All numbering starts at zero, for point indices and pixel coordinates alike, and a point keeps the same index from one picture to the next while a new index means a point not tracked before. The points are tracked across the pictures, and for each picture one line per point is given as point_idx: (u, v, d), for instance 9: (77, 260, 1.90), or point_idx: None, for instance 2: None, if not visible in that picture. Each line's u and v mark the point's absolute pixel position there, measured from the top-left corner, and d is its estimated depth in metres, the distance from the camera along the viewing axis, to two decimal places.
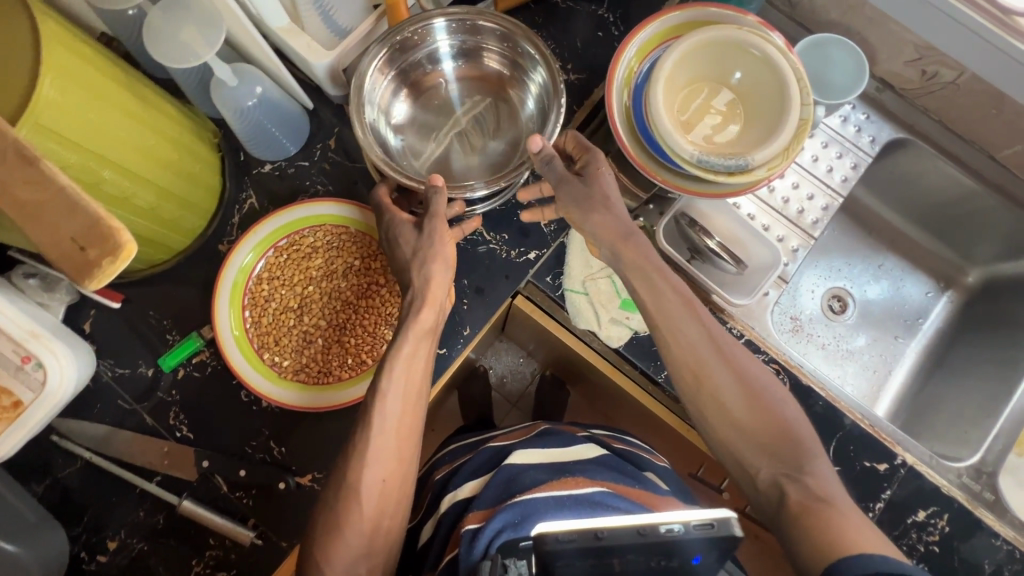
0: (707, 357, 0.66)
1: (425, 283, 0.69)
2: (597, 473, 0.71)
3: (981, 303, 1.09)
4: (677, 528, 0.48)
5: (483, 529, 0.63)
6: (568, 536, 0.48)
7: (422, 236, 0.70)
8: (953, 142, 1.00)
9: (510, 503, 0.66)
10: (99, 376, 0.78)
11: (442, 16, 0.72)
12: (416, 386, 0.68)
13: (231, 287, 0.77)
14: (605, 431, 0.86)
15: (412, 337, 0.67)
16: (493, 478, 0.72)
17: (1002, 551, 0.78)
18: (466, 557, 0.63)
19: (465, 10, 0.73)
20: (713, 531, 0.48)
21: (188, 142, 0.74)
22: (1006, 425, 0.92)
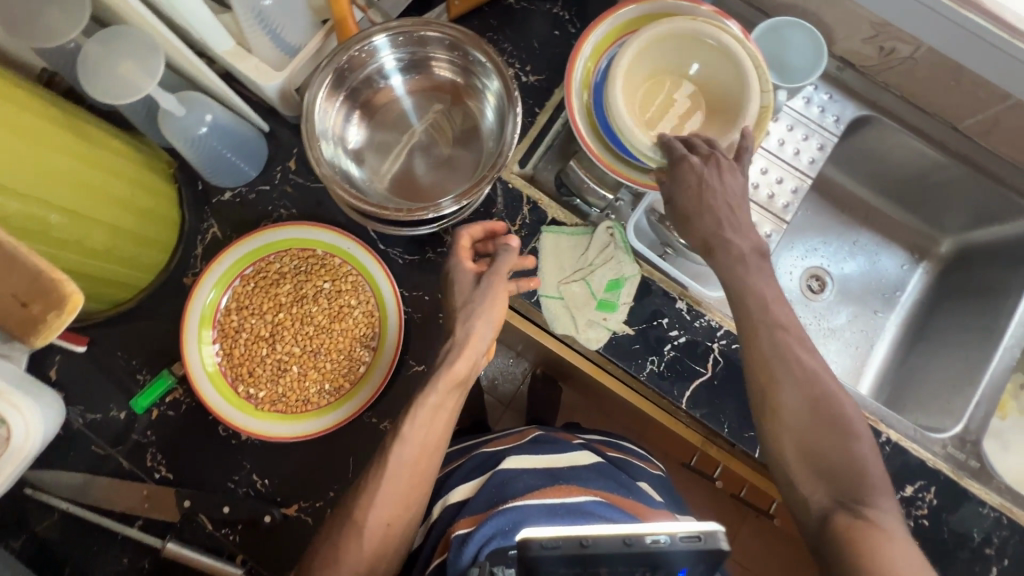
0: (774, 364, 0.64)
1: (465, 332, 0.69)
2: (589, 481, 0.70)
3: (954, 272, 1.10)
4: (664, 539, 0.47)
5: (473, 535, 0.63)
6: (553, 542, 0.47)
7: (473, 291, 0.71)
8: (916, 116, 1.00)
9: (501, 510, 0.65)
10: (70, 423, 0.76)
11: (384, 32, 0.70)
12: (435, 435, 0.68)
13: (199, 322, 0.75)
14: (599, 438, 0.86)
15: (442, 387, 0.67)
16: (485, 484, 0.71)
17: (989, 518, 0.79)
18: (454, 562, 0.63)
19: (408, 23, 0.70)
20: (702, 545, 0.47)
21: (139, 176, 0.71)
22: (986, 393, 0.91)
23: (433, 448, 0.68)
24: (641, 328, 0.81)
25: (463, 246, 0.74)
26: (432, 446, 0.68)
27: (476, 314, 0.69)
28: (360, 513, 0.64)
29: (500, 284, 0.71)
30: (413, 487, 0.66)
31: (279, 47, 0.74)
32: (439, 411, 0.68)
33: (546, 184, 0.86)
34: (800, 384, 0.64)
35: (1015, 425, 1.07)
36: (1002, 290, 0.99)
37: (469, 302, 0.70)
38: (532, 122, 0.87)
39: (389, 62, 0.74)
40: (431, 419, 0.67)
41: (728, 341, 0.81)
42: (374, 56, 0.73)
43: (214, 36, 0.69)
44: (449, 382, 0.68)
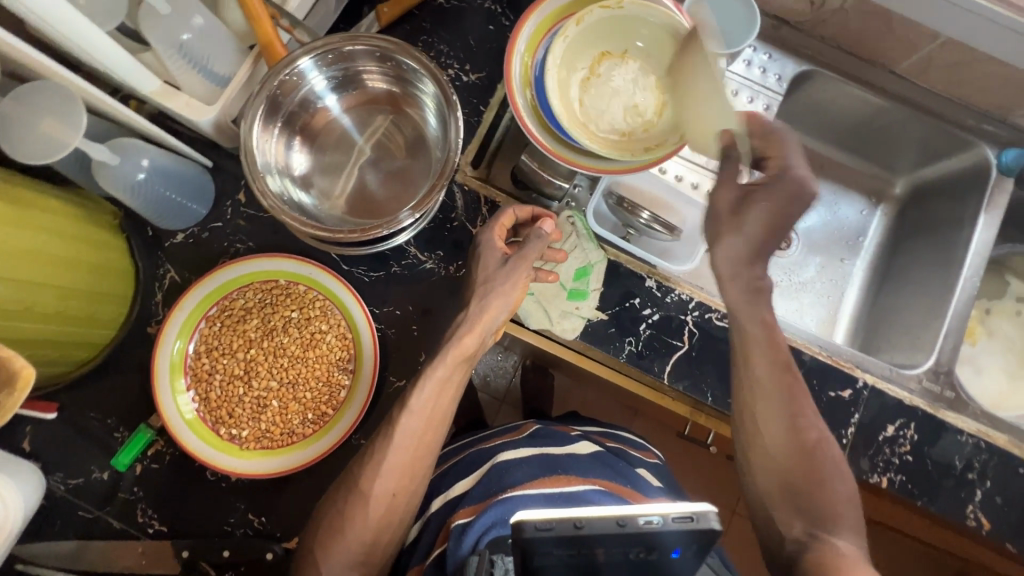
0: (769, 389, 0.70)
1: (480, 308, 0.70)
2: (590, 471, 0.71)
3: (911, 209, 1.13)
4: (656, 520, 0.47)
5: (473, 525, 0.64)
6: (547, 524, 0.47)
7: (495, 270, 0.71)
8: (854, 64, 1.02)
9: (500, 500, 0.66)
10: (53, 492, 0.74)
11: (308, 53, 0.68)
12: (442, 409, 0.70)
13: (169, 371, 0.74)
14: (598, 430, 0.86)
15: (450, 361, 0.69)
16: (486, 474, 0.72)
17: (968, 445, 0.83)
18: (454, 552, 0.64)
19: (329, 40, 0.68)
20: (695, 525, 0.47)
21: (83, 231, 0.69)
22: (952, 324, 0.94)
23: (438, 424, 0.70)
24: (615, 311, 0.82)
25: (502, 223, 0.74)
26: (437, 419, 0.70)
27: (493, 291, 0.70)
28: (366, 483, 0.67)
29: (523, 270, 0.71)
30: (417, 461, 0.69)
31: (208, 79, 0.71)
32: (446, 385, 0.70)
33: (502, 182, 0.85)
34: (788, 413, 0.69)
35: (984, 349, 1.11)
36: (956, 222, 1.02)
37: (491, 280, 0.71)
38: (479, 120, 0.86)
39: (320, 83, 0.73)
40: (438, 392, 0.69)
41: (700, 313, 0.82)
42: (304, 79, 0.71)
43: (136, 77, 0.66)
44: (433, 391, 0.68)
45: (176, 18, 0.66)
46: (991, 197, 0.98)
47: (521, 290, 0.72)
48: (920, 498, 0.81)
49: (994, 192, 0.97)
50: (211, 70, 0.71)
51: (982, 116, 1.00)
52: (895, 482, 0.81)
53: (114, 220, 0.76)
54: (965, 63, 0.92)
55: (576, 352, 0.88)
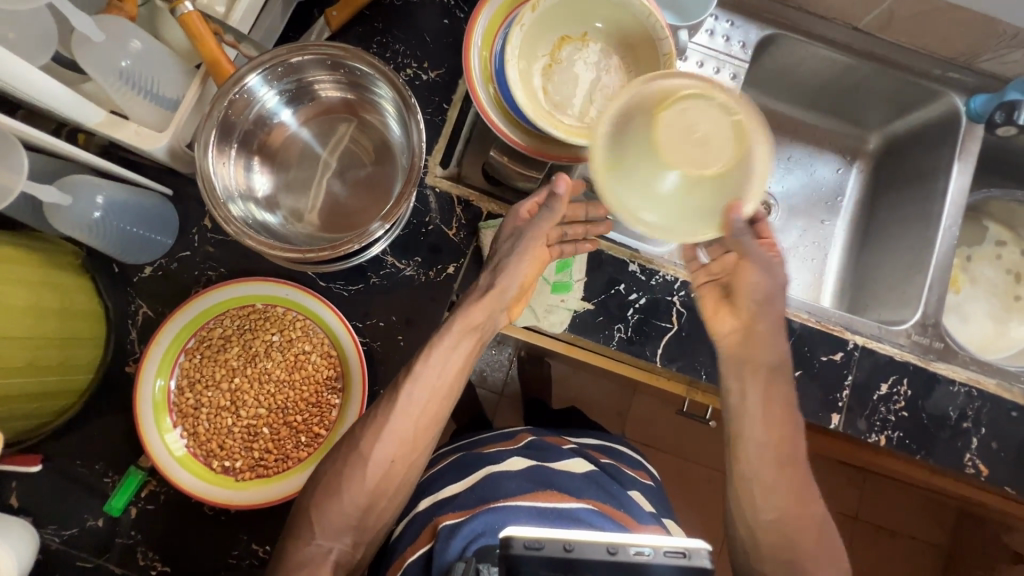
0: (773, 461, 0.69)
1: (494, 282, 0.69)
2: (583, 490, 0.71)
3: (885, 164, 1.13)
4: (646, 551, 0.51)
5: (462, 530, 0.65)
6: (536, 543, 0.50)
7: (512, 242, 0.70)
8: (817, 24, 1.00)
9: (493, 508, 0.66)
10: (47, 546, 0.72)
11: (254, 70, 0.64)
12: (450, 376, 0.69)
13: (152, 410, 0.71)
14: (594, 444, 0.87)
15: (459, 330, 0.68)
16: (478, 483, 0.71)
17: (961, 395, 0.83)
18: (440, 554, 0.64)
19: (275, 53, 0.65)
20: (687, 560, 0.51)
21: (45, 277, 0.66)
22: (935, 275, 0.95)
23: (446, 390, 0.69)
24: (601, 299, 0.81)
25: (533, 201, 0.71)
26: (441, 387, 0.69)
27: (507, 265, 0.69)
28: (366, 446, 0.67)
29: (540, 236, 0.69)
30: (423, 430, 0.68)
31: (156, 105, 0.68)
32: (452, 355, 0.69)
33: (473, 179, 0.82)
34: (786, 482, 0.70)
35: (969, 296, 1.12)
36: (932, 172, 1.02)
37: (508, 252, 0.70)
38: (443, 119, 0.84)
39: (272, 99, 0.70)
40: (445, 361, 0.68)
41: (687, 292, 0.81)
42: (255, 96, 0.68)
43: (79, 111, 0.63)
44: (432, 380, 0.68)
45: (114, 45, 0.63)
46: (962, 146, 0.98)
47: (537, 262, 0.71)
48: (918, 452, 0.82)
49: (965, 139, 0.98)
50: (158, 95, 0.68)
51: (946, 64, 1.00)
52: (893, 439, 0.81)
53: (76, 261, 0.73)
54: (926, 13, 0.91)
55: (566, 343, 0.88)
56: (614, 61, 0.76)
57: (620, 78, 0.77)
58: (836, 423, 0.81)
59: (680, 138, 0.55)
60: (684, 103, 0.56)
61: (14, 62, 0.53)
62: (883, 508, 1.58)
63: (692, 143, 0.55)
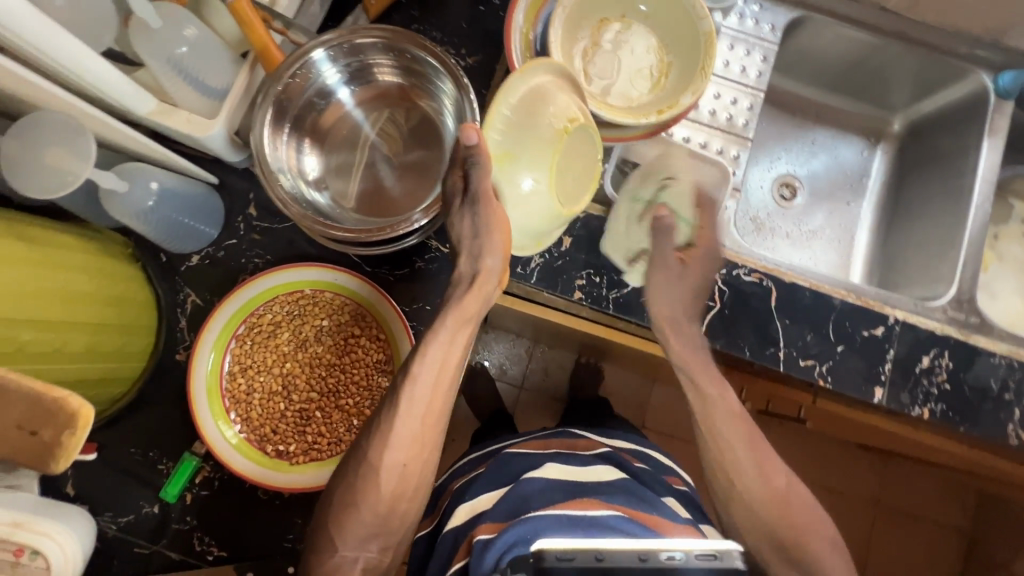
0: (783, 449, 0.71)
1: (477, 269, 0.66)
2: (612, 497, 0.67)
3: (910, 145, 1.14)
4: (679, 556, 0.57)
5: (495, 542, 0.61)
6: (567, 555, 0.56)
7: (471, 228, 0.65)
8: (844, 5, 1.01)
9: (521, 520, 0.61)
10: (104, 533, 0.72)
11: (319, 46, 0.66)
12: (450, 369, 0.67)
13: (206, 395, 0.72)
14: (627, 451, 0.86)
15: (451, 320, 0.65)
16: (506, 493, 0.68)
17: (1002, 366, 0.84)
18: (477, 568, 0.60)
19: (339, 33, 0.66)
20: (719, 560, 0.59)
21: (100, 265, 0.66)
22: (969, 250, 0.95)
23: (447, 383, 0.67)
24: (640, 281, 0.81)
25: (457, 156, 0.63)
26: (438, 384, 0.67)
27: (483, 252, 0.65)
28: (375, 454, 0.64)
29: (493, 201, 0.63)
30: (428, 427, 0.66)
31: (205, 94, 0.68)
32: (449, 350, 0.66)
33: None
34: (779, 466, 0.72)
35: (997, 274, 1.13)
36: (961, 151, 1.02)
37: (470, 236, 0.65)
38: (482, 104, 0.84)
39: (333, 76, 0.71)
40: (442, 358, 0.66)
41: (728, 271, 0.82)
42: (319, 73, 0.69)
43: (132, 99, 0.63)
44: (433, 377, 0.65)
45: (168, 32, 0.63)
46: (992, 122, 0.98)
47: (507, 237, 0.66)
48: (961, 425, 0.82)
49: (994, 116, 0.98)
50: (206, 84, 0.68)
51: (973, 42, 1.00)
52: (936, 412, 0.82)
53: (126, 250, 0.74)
54: None
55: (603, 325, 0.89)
56: (654, 43, 0.78)
57: (660, 58, 0.78)
58: (879, 397, 0.82)
59: (562, 161, 0.63)
60: (578, 136, 0.64)
61: (80, 49, 0.54)
62: (906, 493, 1.59)
63: (565, 176, 0.64)
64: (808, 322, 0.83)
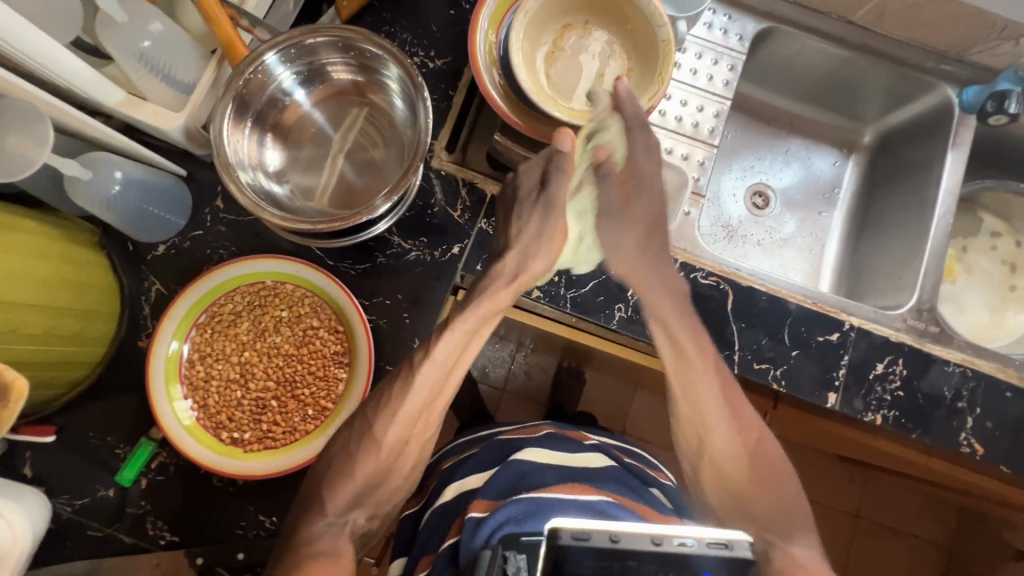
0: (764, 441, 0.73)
1: (520, 268, 0.72)
2: (602, 484, 0.74)
3: (881, 157, 1.15)
4: (690, 542, 0.52)
5: (486, 521, 0.65)
6: (583, 534, 0.51)
7: (538, 224, 0.72)
8: (812, 18, 1.03)
9: (516, 499, 0.67)
10: (59, 515, 0.73)
11: (272, 49, 0.68)
12: (464, 354, 0.70)
13: (164, 380, 0.73)
14: (616, 444, 0.91)
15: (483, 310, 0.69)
16: (502, 471, 0.74)
17: (956, 374, 0.84)
18: (468, 545, 0.65)
19: (292, 34, 0.68)
20: (730, 551, 0.53)
21: (64, 251, 0.68)
22: (930, 261, 0.97)
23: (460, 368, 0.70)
24: (595, 282, 0.82)
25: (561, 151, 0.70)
26: (455, 366, 0.70)
27: (537, 253, 0.72)
28: (381, 429, 0.68)
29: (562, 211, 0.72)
30: (437, 411, 0.71)
31: (174, 87, 0.71)
32: (474, 334, 0.70)
33: (478, 165, 0.86)
34: None
35: (965, 286, 1.14)
36: (926, 164, 1.04)
37: (533, 234, 0.72)
38: (448, 105, 0.86)
39: (288, 78, 0.72)
40: (465, 339, 0.69)
41: (685, 273, 0.84)
42: (272, 75, 0.71)
43: (99, 91, 0.65)
44: (450, 356, 0.69)
45: (133, 26, 0.65)
46: (956, 136, 1.00)
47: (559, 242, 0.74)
48: (914, 431, 0.83)
49: (958, 129, 1.00)
50: (173, 78, 0.70)
51: (939, 57, 1.02)
52: (889, 418, 0.83)
53: (93, 237, 0.76)
54: (918, 5, 0.93)
55: (568, 326, 0.91)
56: (616, 49, 0.79)
57: (621, 64, 0.79)
58: (832, 402, 0.83)
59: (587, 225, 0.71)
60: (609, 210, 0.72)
61: (41, 38, 0.56)
62: (885, 506, 1.58)
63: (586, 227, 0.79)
64: (763, 326, 0.84)
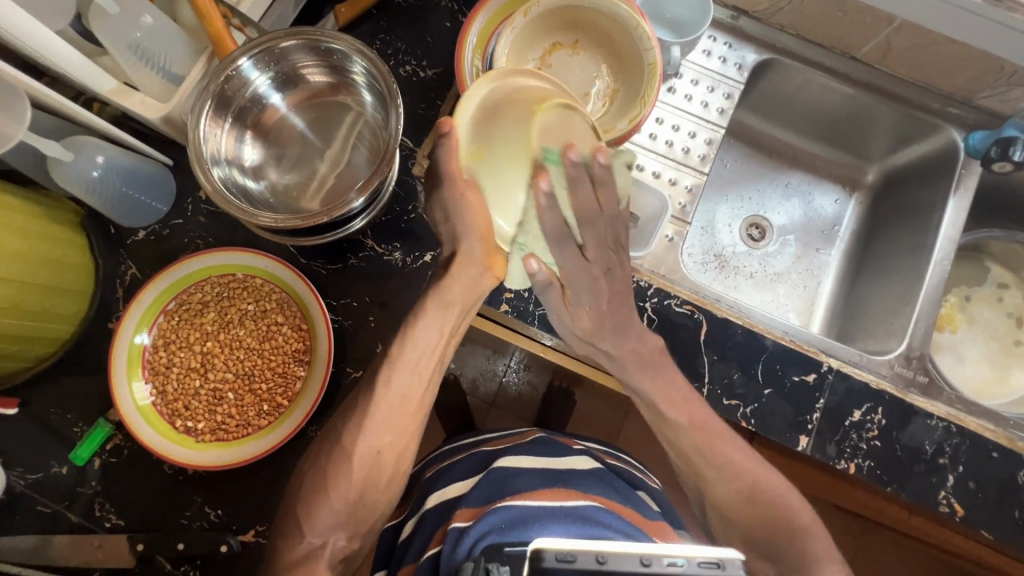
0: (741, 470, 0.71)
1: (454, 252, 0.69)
2: (590, 487, 0.72)
3: (884, 198, 1.11)
4: (681, 562, 0.48)
5: (469, 531, 0.64)
6: (569, 556, 0.48)
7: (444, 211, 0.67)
8: (814, 52, 1.01)
9: (500, 508, 0.66)
10: (12, 487, 0.74)
11: (248, 52, 0.69)
12: (429, 361, 0.71)
13: (126, 363, 0.74)
14: (601, 447, 0.88)
15: (432, 307, 0.69)
16: (483, 482, 0.73)
17: (939, 429, 0.80)
18: (449, 556, 0.63)
19: (268, 37, 0.69)
20: (722, 571, 0.49)
21: (43, 229, 0.70)
22: (923, 308, 0.93)
23: (428, 368, 0.71)
24: None
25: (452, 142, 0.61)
26: (420, 368, 0.70)
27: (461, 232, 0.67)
28: (349, 441, 0.68)
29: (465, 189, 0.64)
30: (410, 421, 0.70)
31: (165, 80, 0.73)
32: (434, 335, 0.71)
33: None
34: None
35: (965, 337, 1.07)
36: (926, 208, 1.01)
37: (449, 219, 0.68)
38: (434, 115, 0.86)
39: (266, 81, 0.74)
40: (431, 344, 0.70)
41: (659, 299, 0.83)
42: (250, 78, 0.72)
43: (91, 77, 0.67)
44: (416, 362, 0.70)
45: (125, 17, 0.68)
46: (959, 181, 0.97)
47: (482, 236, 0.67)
48: (890, 485, 0.79)
49: (962, 174, 0.97)
50: (165, 68, 0.73)
51: (946, 99, 0.99)
52: (863, 468, 0.79)
53: (75, 218, 0.78)
54: (923, 45, 0.91)
55: (540, 344, 0.89)
56: (602, 69, 0.79)
57: (608, 85, 0.79)
58: (803, 445, 0.79)
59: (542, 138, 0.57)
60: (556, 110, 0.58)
61: (30, 24, 0.58)
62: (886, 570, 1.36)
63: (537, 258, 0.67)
64: (736, 360, 0.81)
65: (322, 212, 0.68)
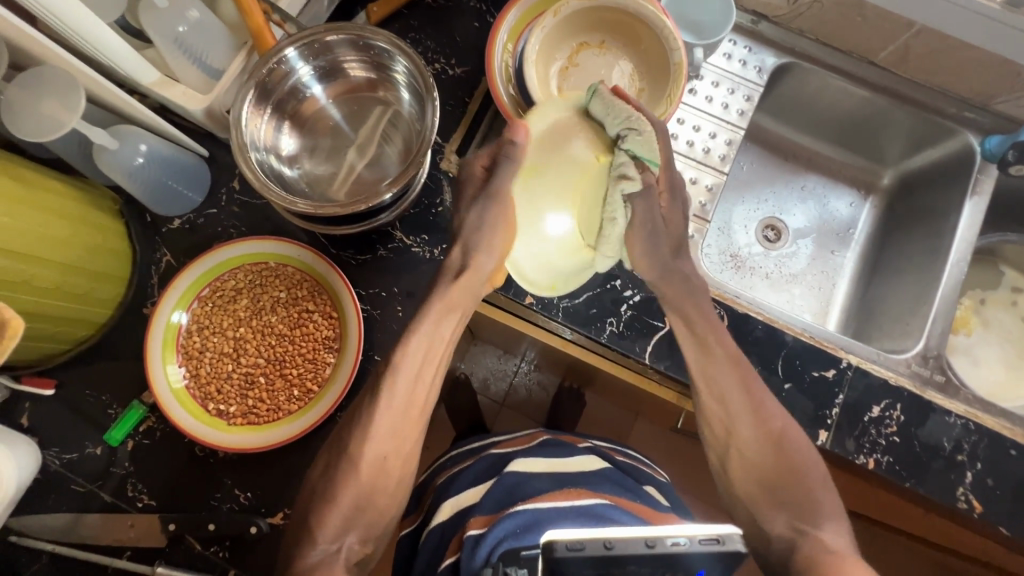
0: None
1: (466, 263, 0.73)
2: (603, 488, 0.73)
3: (899, 200, 1.13)
4: (683, 541, 0.49)
5: (485, 537, 0.66)
6: (578, 545, 0.50)
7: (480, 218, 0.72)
8: (833, 55, 1.03)
9: (514, 512, 0.68)
10: (47, 467, 0.76)
11: (292, 45, 0.72)
12: (432, 366, 0.72)
13: (162, 346, 0.76)
14: (608, 445, 0.90)
15: (439, 314, 0.72)
16: (496, 486, 0.74)
17: (957, 426, 0.81)
18: (468, 563, 0.65)
19: (310, 31, 0.72)
20: (721, 547, 0.49)
21: (86, 213, 0.72)
22: (941, 308, 0.94)
23: (431, 375, 0.72)
24: (590, 294, 0.83)
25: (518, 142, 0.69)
26: (422, 375, 0.72)
27: (479, 248, 0.72)
28: (356, 448, 0.69)
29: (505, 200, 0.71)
30: (413, 431, 0.72)
31: (206, 73, 0.75)
32: (435, 337, 0.72)
33: None
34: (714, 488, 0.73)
35: (980, 340, 1.08)
36: (942, 212, 1.02)
37: (474, 228, 0.72)
38: (463, 111, 0.88)
39: (306, 74, 0.76)
40: (425, 349, 0.71)
41: None
42: (291, 69, 0.74)
43: (137, 69, 0.70)
44: (413, 369, 0.70)
45: (172, 12, 0.70)
46: (975, 184, 0.98)
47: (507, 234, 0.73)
48: (908, 480, 0.80)
49: (978, 177, 0.98)
50: (206, 62, 0.75)
51: (963, 104, 1.01)
52: (882, 464, 0.80)
53: (115, 205, 0.80)
54: (940, 50, 0.93)
55: (561, 340, 0.89)
56: (628, 69, 0.81)
57: (634, 84, 0.81)
58: (823, 440, 0.80)
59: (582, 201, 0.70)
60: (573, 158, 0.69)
61: (87, 16, 0.60)
62: None
63: (593, 205, 0.69)
64: (756, 355, 0.83)
65: (358, 203, 0.69)
